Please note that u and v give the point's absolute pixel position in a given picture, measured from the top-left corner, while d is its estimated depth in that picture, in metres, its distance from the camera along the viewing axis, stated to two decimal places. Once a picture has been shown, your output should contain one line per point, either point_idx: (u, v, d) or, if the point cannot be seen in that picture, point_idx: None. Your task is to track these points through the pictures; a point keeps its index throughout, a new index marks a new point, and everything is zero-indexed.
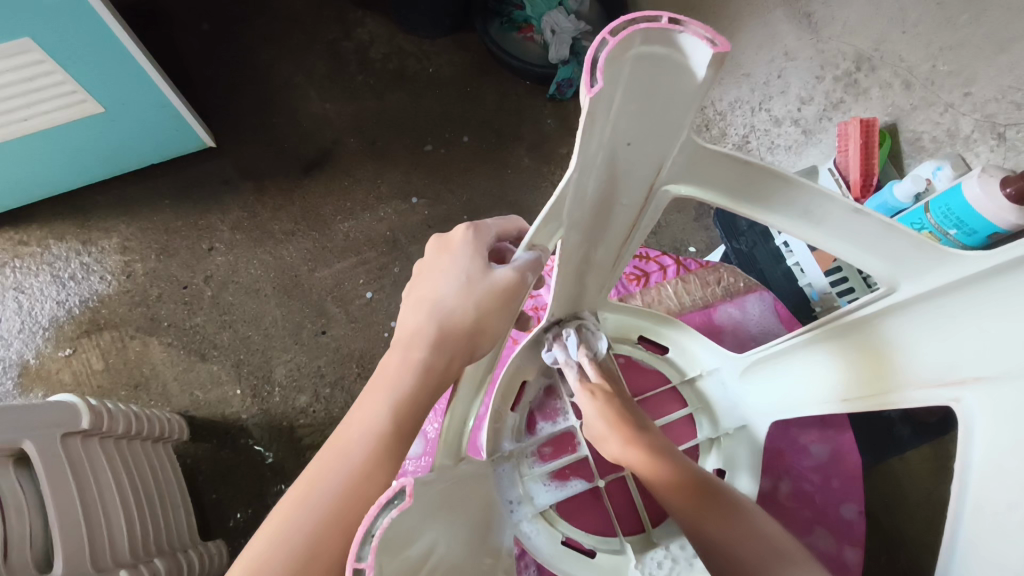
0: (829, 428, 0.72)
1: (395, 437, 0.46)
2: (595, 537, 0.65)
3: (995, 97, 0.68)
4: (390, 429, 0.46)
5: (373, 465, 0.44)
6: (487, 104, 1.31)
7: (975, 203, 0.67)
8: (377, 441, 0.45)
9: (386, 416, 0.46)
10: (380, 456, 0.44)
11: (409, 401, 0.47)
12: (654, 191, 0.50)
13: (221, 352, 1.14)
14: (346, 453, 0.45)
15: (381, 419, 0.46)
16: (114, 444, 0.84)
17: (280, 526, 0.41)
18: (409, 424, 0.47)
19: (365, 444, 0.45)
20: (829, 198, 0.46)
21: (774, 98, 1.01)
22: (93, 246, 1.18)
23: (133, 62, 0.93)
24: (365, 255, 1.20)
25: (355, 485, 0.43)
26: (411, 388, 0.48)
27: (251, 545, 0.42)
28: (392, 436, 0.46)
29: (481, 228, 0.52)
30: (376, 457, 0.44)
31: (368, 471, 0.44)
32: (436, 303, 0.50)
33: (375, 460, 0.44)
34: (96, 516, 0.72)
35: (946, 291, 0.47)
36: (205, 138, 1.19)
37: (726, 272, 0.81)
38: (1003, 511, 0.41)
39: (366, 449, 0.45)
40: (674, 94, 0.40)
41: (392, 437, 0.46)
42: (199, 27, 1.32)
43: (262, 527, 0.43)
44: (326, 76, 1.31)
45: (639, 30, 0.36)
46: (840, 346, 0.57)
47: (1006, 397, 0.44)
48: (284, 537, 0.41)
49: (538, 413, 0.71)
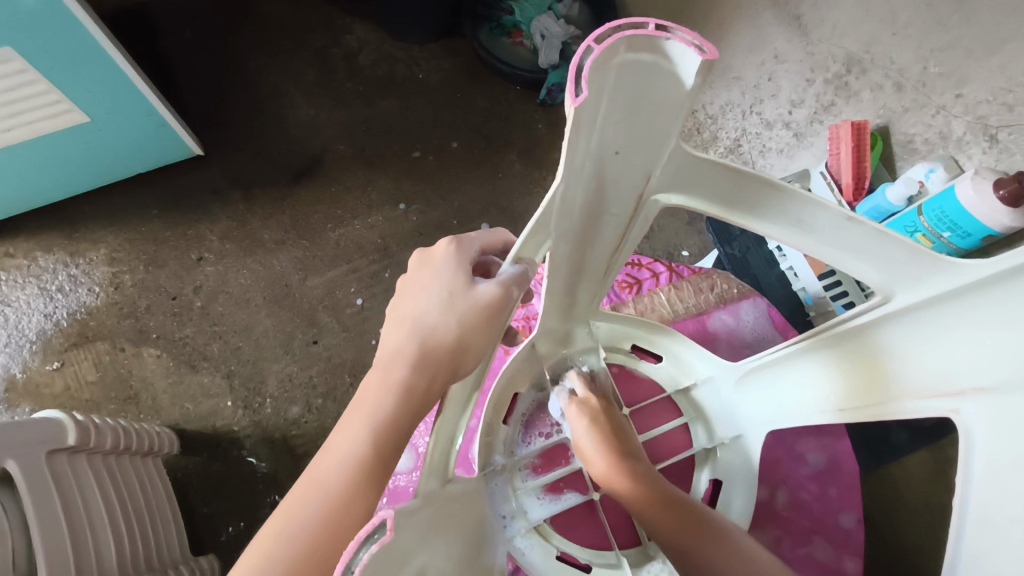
0: (826, 435, 0.71)
1: (376, 460, 0.44)
2: (591, 551, 0.64)
3: (986, 99, 0.68)
4: (372, 452, 0.44)
5: (355, 490, 0.43)
6: (478, 109, 1.30)
7: (968, 205, 0.66)
8: (357, 468, 0.44)
9: (368, 439, 0.45)
10: (362, 483, 0.43)
11: (392, 422, 0.46)
12: (643, 201, 0.50)
13: (211, 363, 1.12)
14: (325, 482, 0.43)
15: (363, 442, 0.45)
16: (101, 460, 0.83)
17: (259, 564, 0.40)
18: (392, 446, 0.45)
19: (344, 470, 0.43)
20: (820, 206, 0.45)
21: (765, 101, 1.01)
22: (81, 257, 1.16)
23: (116, 71, 0.92)
24: (356, 263, 1.19)
25: (335, 514, 0.42)
26: (396, 407, 0.46)
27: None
28: (374, 460, 0.44)
29: (464, 242, 0.51)
30: (357, 485, 0.43)
31: (347, 500, 0.42)
32: (418, 319, 0.49)
33: (356, 488, 0.43)
34: (83, 535, 0.70)
35: (941, 300, 0.47)
36: (193, 147, 1.18)
37: (719, 279, 0.81)
38: (1005, 526, 0.40)
39: (347, 476, 0.43)
40: (661, 101, 0.39)
41: (373, 462, 0.44)
42: (183, 34, 1.31)
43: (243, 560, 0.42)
44: (315, 83, 1.30)
45: (625, 38, 0.35)
46: (834, 355, 0.57)
47: (1006, 409, 0.43)
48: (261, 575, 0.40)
49: (529, 425, 0.69)
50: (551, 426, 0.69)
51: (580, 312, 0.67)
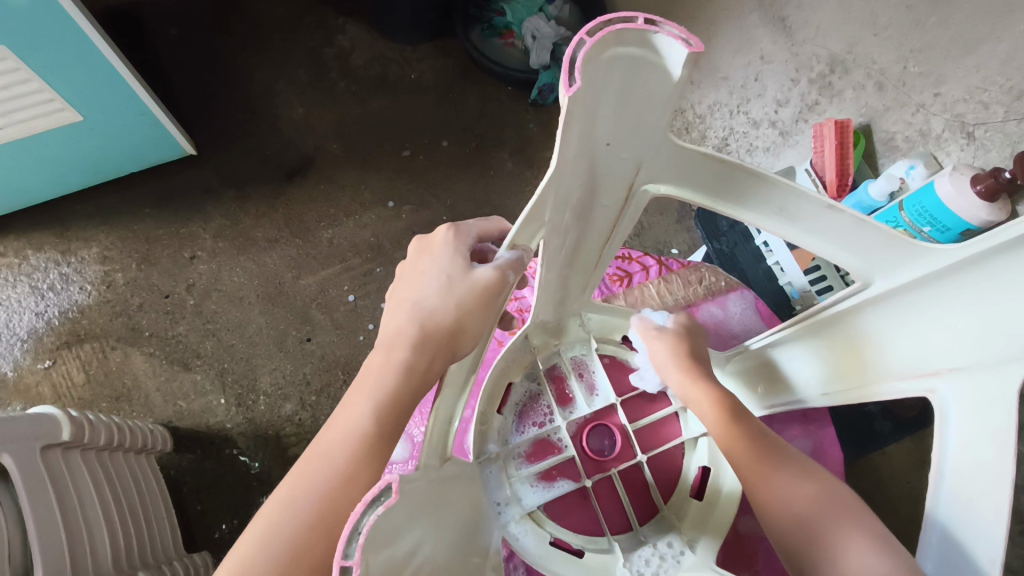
0: (811, 423, 0.74)
1: (378, 437, 0.46)
2: (584, 537, 0.66)
3: (963, 98, 0.70)
4: (373, 430, 0.46)
5: (357, 466, 0.44)
6: (470, 109, 1.31)
7: (947, 200, 0.68)
8: (359, 443, 0.45)
9: (368, 418, 0.46)
10: (364, 459, 0.44)
11: (392, 403, 0.47)
12: (634, 190, 0.51)
13: (205, 361, 1.13)
14: (329, 456, 0.45)
15: (363, 420, 0.46)
16: (95, 456, 0.83)
17: (263, 533, 0.41)
18: (393, 424, 0.47)
19: (347, 445, 0.45)
20: (803, 195, 0.47)
21: (751, 100, 1.03)
22: (73, 256, 1.16)
23: (109, 70, 0.93)
24: (349, 262, 1.20)
25: (339, 487, 0.43)
26: (394, 388, 0.48)
27: (236, 550, 0.42)
28: (376, 436, 0.46)
29: (462, 229, 0.53)
30: (360, 458, 0.44)
31: (351, 473, 0.44)
32: (417, 303, 0.50)
33: (359, 461, 0.44)
34: (78, 528, 0.70)
35: (918, 285, 0.49)
36: (185, 146, 1.19)
37: (707, 272, 0.82)
38: (978, 496, 0.42)
39: (351, 451, 0.45)
40: (650, 92, 0.41)
41: (374, 438, 0.45)
42: (171, 33, 1.32)
43: (247, 529, 0.43)
44: (307, 83, 1.31)
45: (615, 31, 0.37)
46: (819, 339, 0.59)
47: (977, 386, 0.45)
48: (267, 542, 0.41)
49: (523, 415, 0.71)
50: (545, 418, 0.70)
51: (572, 302, 0.68)
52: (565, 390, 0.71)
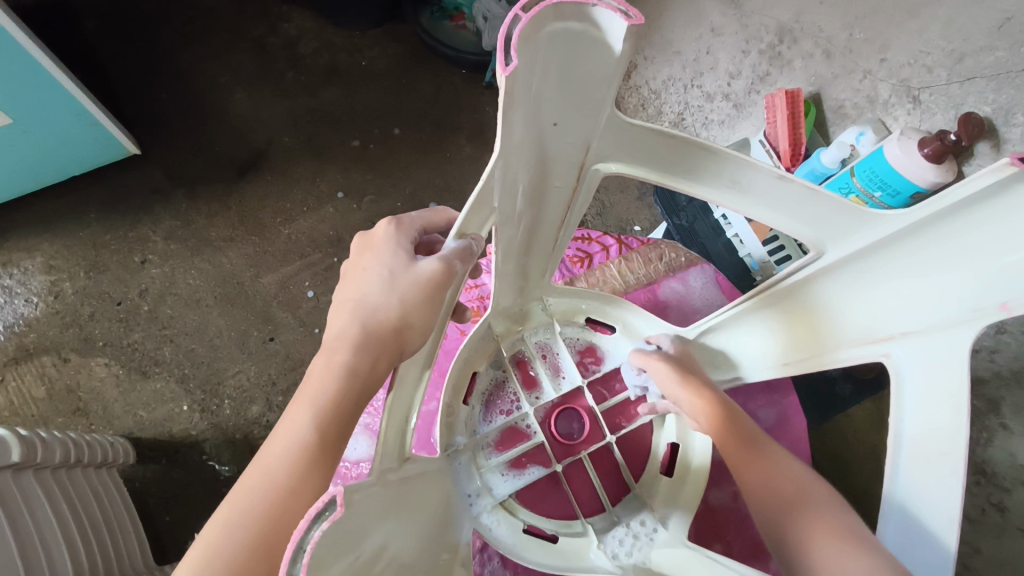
0: (775, 392, 0.74)
1: (320, 445, 0.44)
2: (557, 521, 0.65)
3: (908, 63, 0.70)
4: (315, 440, 0.44)
5: (299, 477, 0.43)
6: (424, 94, 1.28)
7: (896, 164, 0.69)
8: (300, 454, 0.44)
9: (310, 424, 0.45)
10: (306, 469, 0.43)
11: (334, 407, 0.46)
12: (585, 171, 0.50)
13: (164, 368, 1.09)
14: (270, 470, 0.43)
15: (304, 429, 0.44)
16: (52, 475, 0.80)
17: (204, 552, 0.41)
18: (335, 429, 0.45)
19: (289, 457, 0.43)
20: (754, 167, 0.47)
21: (704, 74, 1.03)
22: (15, 267, 1.11)
23: (36, 69, 0.87)
24: (309, 257, 1.17)
25: (282, 501, 0.42)
26: (334, 393, 0.46)
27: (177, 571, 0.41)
28: (319, 446, 0.44)
29: (404, 223, 0.52)
30: (302, 470, 0.43)
31: (294, 488, 0.42)
32: (360, 301, 0.48)
33: (301, 473, 0.43)
34: (35, 552, 0.67)
35: (865, 255, 0.50)
36: (129, 145, 1.13)
37: (667, 248, 0.82)
38: (933, 457, 0.44)
39: (291, 463, 0.43)
40: (592, 69, 0.40)
41: (316, 448, 0.44)
42: (89, 25, 1.25)
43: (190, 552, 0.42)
44: (254, 75, 1.26)
45: (551, 5, 0.35)
46: (770, 313, 0.60)
47: (931, 348, 0.47)
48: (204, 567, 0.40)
49: (491, 403, 0.70)
50: (513, 405, 0.70)
51: (533, 287, 0.69)
52: (529, 374, 0.71)
